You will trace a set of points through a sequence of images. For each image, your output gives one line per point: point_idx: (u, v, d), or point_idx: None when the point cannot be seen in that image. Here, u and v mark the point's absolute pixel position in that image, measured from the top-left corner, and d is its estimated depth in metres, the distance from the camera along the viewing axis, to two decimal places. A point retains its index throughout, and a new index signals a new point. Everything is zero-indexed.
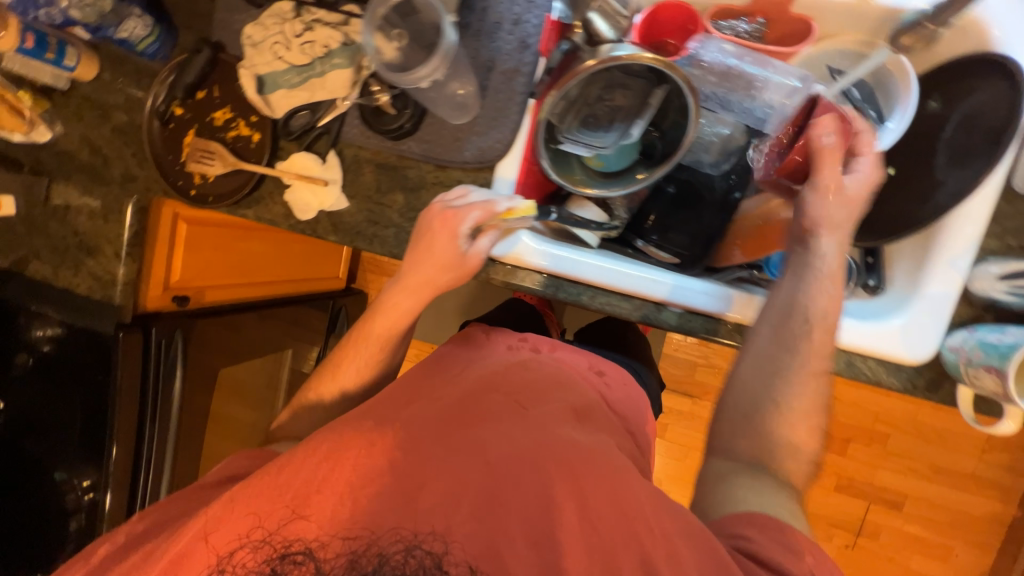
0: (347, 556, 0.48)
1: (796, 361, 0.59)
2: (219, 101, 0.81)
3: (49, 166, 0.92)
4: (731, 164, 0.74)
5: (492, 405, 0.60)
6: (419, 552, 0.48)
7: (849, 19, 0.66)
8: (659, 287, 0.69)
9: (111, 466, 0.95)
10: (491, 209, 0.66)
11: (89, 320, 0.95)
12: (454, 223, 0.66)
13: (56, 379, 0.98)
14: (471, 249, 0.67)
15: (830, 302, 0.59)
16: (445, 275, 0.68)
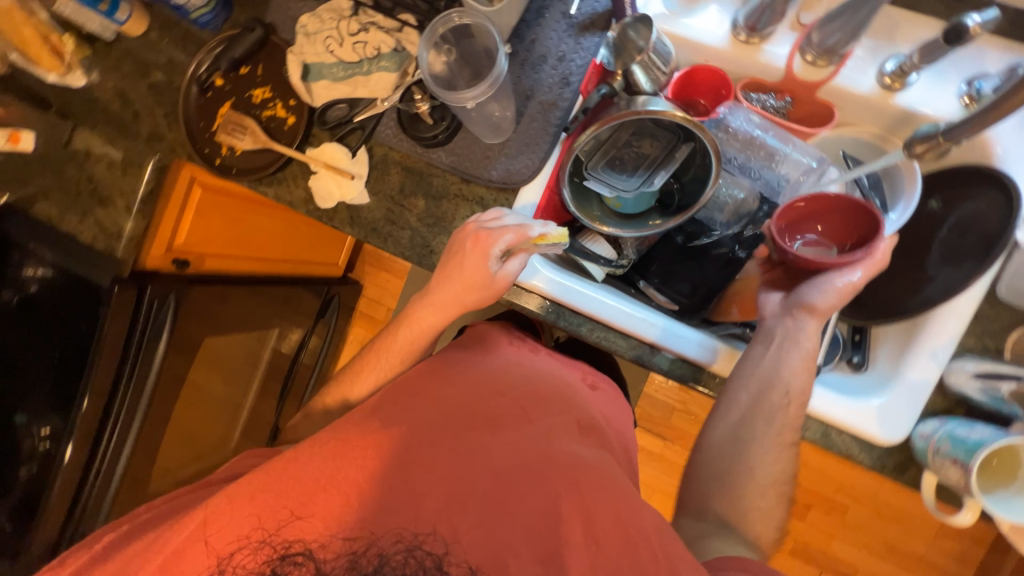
0: (348, 556, 0.51)
1: (769, 430, 0.63)
2: (261, 80, 0.82)
3: (76, 111, 0.92)
4: (740, 227, 0.77)
5: (498, 407, 0.63)
6: (420, 553, 0.51)
7: (868, 113, 0.69)
8: (654, 330, 0.72)
9: (78, 419, 0.92)
10: (524, 234, 0.65)
11: (84, 268, 0.95)
12: (485, 244, 0.65)
13: (35, 321, 0.96)
14: (501, 271, 0.66)
15: (806, 377, 0.63)
16: (473, 294, 0.68)
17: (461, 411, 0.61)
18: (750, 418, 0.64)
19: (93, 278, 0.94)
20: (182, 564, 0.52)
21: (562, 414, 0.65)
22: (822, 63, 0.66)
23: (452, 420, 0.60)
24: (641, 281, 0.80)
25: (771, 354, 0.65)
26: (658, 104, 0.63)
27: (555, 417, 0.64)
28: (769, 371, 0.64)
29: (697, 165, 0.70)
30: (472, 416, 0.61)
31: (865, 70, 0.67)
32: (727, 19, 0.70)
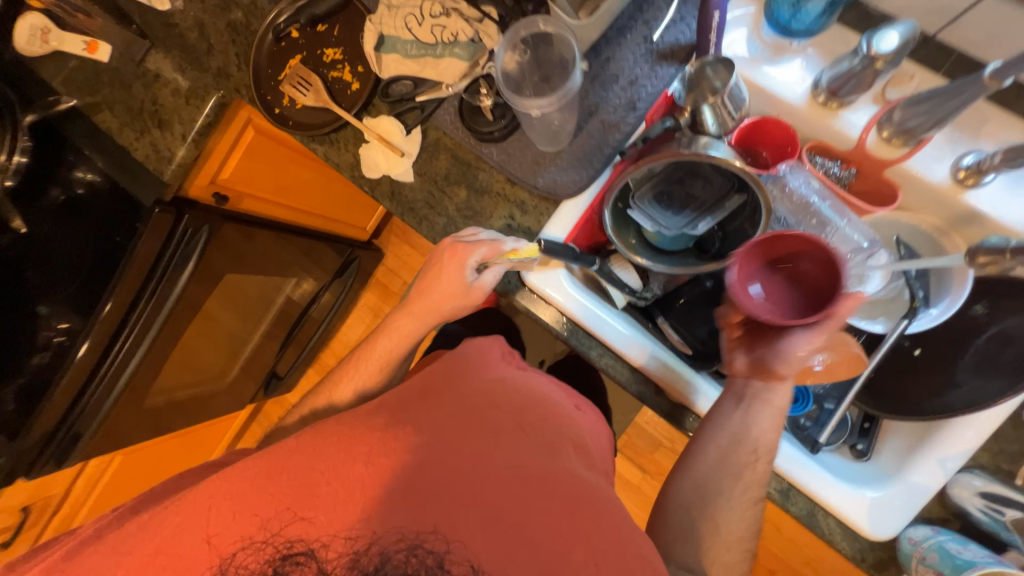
0: (349, 556, 0.49)
1: (745, 479, 0.65)
2: (334, 40, 0.83)
3: (155, 33, 0.94)
4: None
5: (496, 417, 0.62)
6: (421, 552, 0.49)
7: (934, 202, 0.66)
8: (664, 371, 0.71)
9: (99, 319, 0.95)
10: (497, 248, 0.69)
11: (133, 186, 0.97)
12: (462, 254, 0.70)
13: (79, 220, 1.03)
14: (477, 283, 0.71)
15: (765, 433, 0.66)
16: (452, 299, 0.75)
17: (464, 416, 0.61)
18: (717, 473, 0.66)
19: (140, 198, 0.98)
20: (180, 546, 0.52)
21: (556, 432, 0.65)
22: (898, 142, 0.64)
23: (448, 420, 0.60)
24: (658, 316, 0.79)
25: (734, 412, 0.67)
26: (718, 148, 0.63)
27: (552, 428, 0.65)
28: (737, 428, 0.66)
29: (745, 219, 0.68)
30: (466, 421, 0.60)
31: (940, 159, 0.64)
32: (810, 74, 0.67)
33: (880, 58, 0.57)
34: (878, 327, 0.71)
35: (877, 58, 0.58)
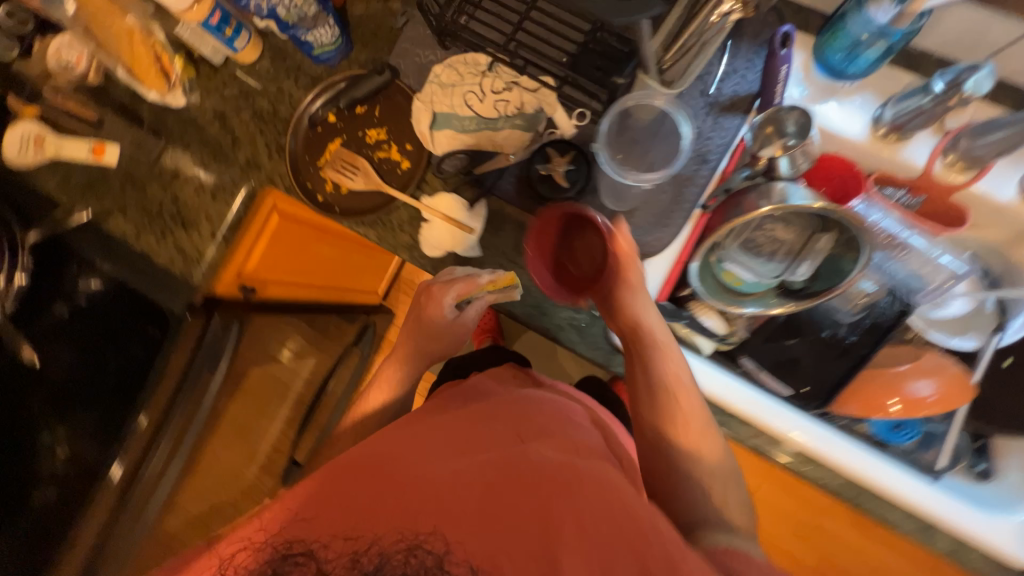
0: (349, 556, 0.47)
1: (693, 430, 0.64)
2: (377, 121, 0.81)
3: (168, 128, 0.89)
4: (866, 316, 0.71)
5: (490, 430, 0.61)
6: (420, 553, 0.46)
7: (1003, 220, 0.69)
8: (780, 421, 0.71)
9: (130, 437, 0.84)
10: (473, 283, 0.73)
11: (158, 295, 0.88)
12: (439, 295, 0.76)
13: (91, 331, 0.90)
14: (459, 316, 0.79)
15: (678, 373, 0.66)
16: (437, 337, 0.82)
17: (458, 432, 0.61)
18: (668, 423, 0.65)
19: (164, 304, 0.88)
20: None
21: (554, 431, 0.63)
22: (960, 168, 0.67)
23: (445, 444, 0.58)
24: (740, 354, 0.76)
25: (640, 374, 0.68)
26: (796, 195, 0.62)
27: (538, 422, 0.62)
28: (651, 386, 0.66)
29: (845, 258, 0.64)
30: (460, 441, 0.59)
31: (1005, 179, 0.67)
32: (869, 111, 0.70)
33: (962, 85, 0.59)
34: (970, 343, 0.71)
35: (953, 88, 0.60)
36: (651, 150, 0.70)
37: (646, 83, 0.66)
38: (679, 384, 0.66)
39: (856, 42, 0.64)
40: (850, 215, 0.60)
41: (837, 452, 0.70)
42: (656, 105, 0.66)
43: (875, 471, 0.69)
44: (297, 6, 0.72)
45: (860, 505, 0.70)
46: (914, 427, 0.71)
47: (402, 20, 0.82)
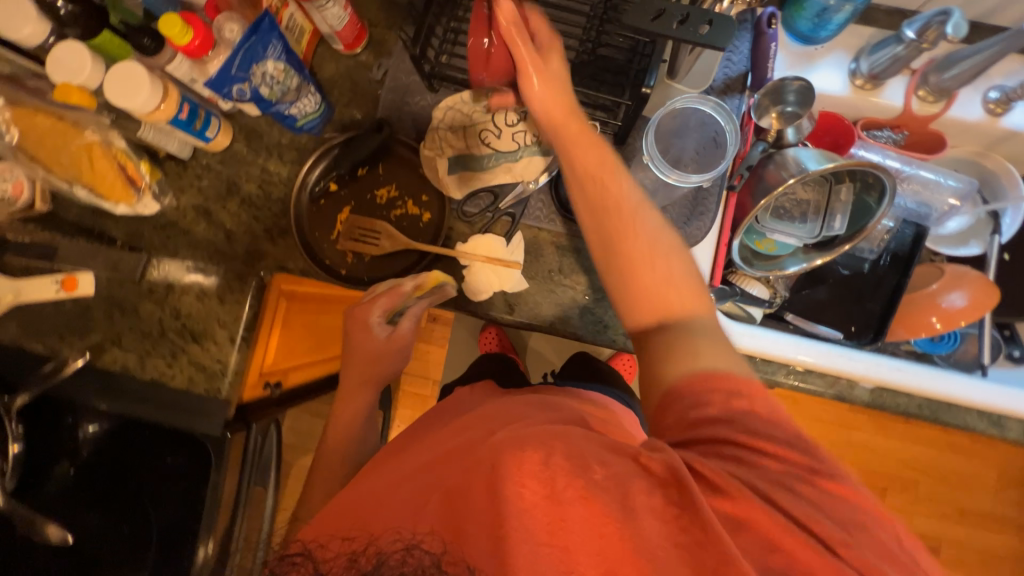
0: (347, 556, 0.41)
1: (637, 221, 0.55)
2: (384, 179, 0.78)
3: (148, 240, 0.80)
4: (885, 248, 0.78)
5: (469, 437, 0.53)
6: (418, 551, 0.39)
7: (973, 135, 0.77)
8: (856, 366, 0.74)
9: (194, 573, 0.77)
10: (398, 293, 0.71)
11: (186, 420, 0.79)
12: (364, 316, 0.73)
13: (114, 473, 0.85)
14: (392, 333, 0.75)
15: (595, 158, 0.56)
16: (380, 356, 0.76)
17: (462, 437, 0.54)
18: (601, 211, 0.55)
19: (200, 429, 0.79)
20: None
21: (526, 409, 0.56)
22: (933, 100, 0.74)
23: (442, 453, 0.52)
24: (786, 311, 0.82)
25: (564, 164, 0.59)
26: (809, 157, 0.66)
27: (493, 422, 0.54)
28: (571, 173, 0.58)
29: (871, 202, 0.68)
30: (448, 453, 0.52)
31: (972, 100, 0.74)
32: (843, 66, 0.76)
33: (932, 29, 0.64)
34: (976, 249, 0.79)
35: (924, 33, 0.65)
36: (688, 152, 0.69)
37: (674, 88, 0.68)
38: (600, 167, 0.56)
39: (824, 9, 0.69)
40: (865, 167, 0.64)
41: (912, 379, 0.74)
42: (688, 105, 0.66)
43: (949, 387, 0.73)
44: (280, 81, 0.67)
45: (939, 417, 0.75)
46: (953, 337, 0.80)
47: (380, 73, 0.80)
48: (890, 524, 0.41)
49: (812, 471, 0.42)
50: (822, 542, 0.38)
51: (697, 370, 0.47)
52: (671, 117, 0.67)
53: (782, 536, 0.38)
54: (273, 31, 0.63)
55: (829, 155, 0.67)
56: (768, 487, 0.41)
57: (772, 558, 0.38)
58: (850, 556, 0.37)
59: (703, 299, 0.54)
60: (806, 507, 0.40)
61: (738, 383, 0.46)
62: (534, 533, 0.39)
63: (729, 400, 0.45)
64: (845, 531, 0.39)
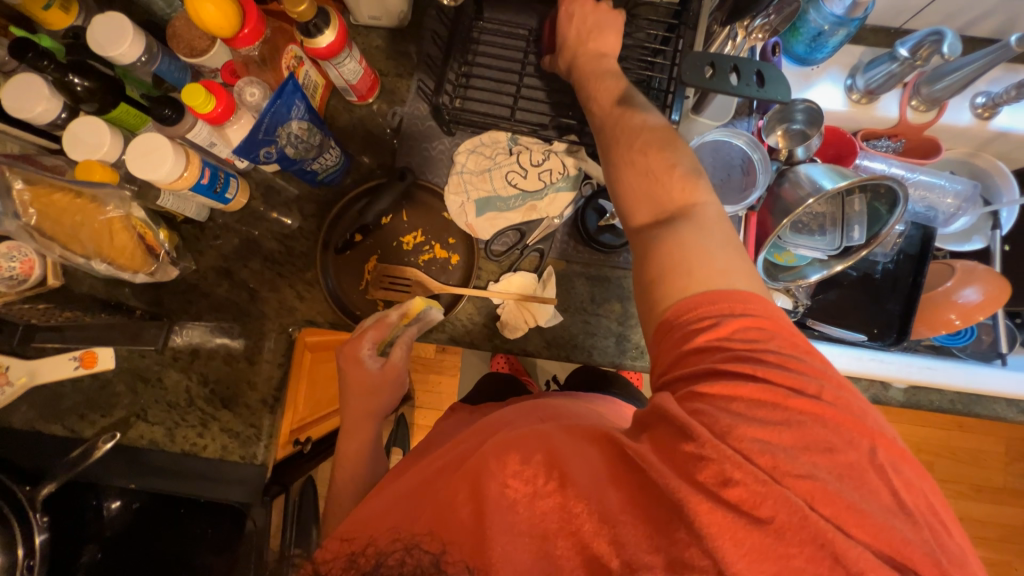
0: (347, 556, 0.40)
1: (641, 118, 0.56)
2: (408, 225, 0.78)
3: (168, 307, 0.78)
4: (898, 249, 0.81)
5: (453, 448, 0.49)
6: (419, 551, 0.38)
7: (963, 138, 0.82)
8: (889, 369, 0.76)
9: None
10: (385, 324, 0.65)
11: (207, 488, 0.74)
12: (351, 352, 0.65)
13: (134, 557, 0.81)
14: (385, 363, 0.65)
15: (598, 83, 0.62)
16: (378, 388, 0.64)
17: (454, 444, 0.50)
18: (605, 125, 0.59)
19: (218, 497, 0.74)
20: None
21: (514, 415, 0.51)
22: (924, 109, 0.79)
23: (435, 461, 0.47)
24: (808, 318, 0.84)
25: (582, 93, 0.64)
26: (821, 173, 0.68)
27: (488, 420, 0.52)
28: (584, 95, 0.63)
29: (883, 211, 0.71)
30: (442, 458, 0.47)
31: (961, 107, 0.79)
32: (840, 82, 0.80)
33: (924, 48, 0.68)
34: (980, 244, 0.83)
35: (916, 52, 0.69)
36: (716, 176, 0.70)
37: (693, 122, 0.70)
38: (608, 113, 0.59)
39: (819, 31, 0.72)
40: (875, 181, 0.66)
41: (944, 377, 0.76)
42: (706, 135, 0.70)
43: (982, 381, 0.76)
44: (305, 140, 0.67)
45: (972, 410, 0.78)
46: (969, 329, 0.83)
47: (394, 121, 0.80)
48: (850, 433, 0.36)
49: (781, 392, 0.37)
50: (766, 469, 0.34)
51: (684, 298, 0.43)
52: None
53: (734, 469, 0.34)
54: (296, 93, 0.63)
55: (841, 170, 0.69)
56: (724, 419, 0.36)
57: (729, 493, 0.33)
58: (791, 480, 0.34)
59: (700, 185, 0.50)
60: (756, 432, 0.35)
61: (721, 306, 0.41)
62: (516, 527, 0.37)
63: (709, 328, 0.41)
64: (793, 454, 0.35)
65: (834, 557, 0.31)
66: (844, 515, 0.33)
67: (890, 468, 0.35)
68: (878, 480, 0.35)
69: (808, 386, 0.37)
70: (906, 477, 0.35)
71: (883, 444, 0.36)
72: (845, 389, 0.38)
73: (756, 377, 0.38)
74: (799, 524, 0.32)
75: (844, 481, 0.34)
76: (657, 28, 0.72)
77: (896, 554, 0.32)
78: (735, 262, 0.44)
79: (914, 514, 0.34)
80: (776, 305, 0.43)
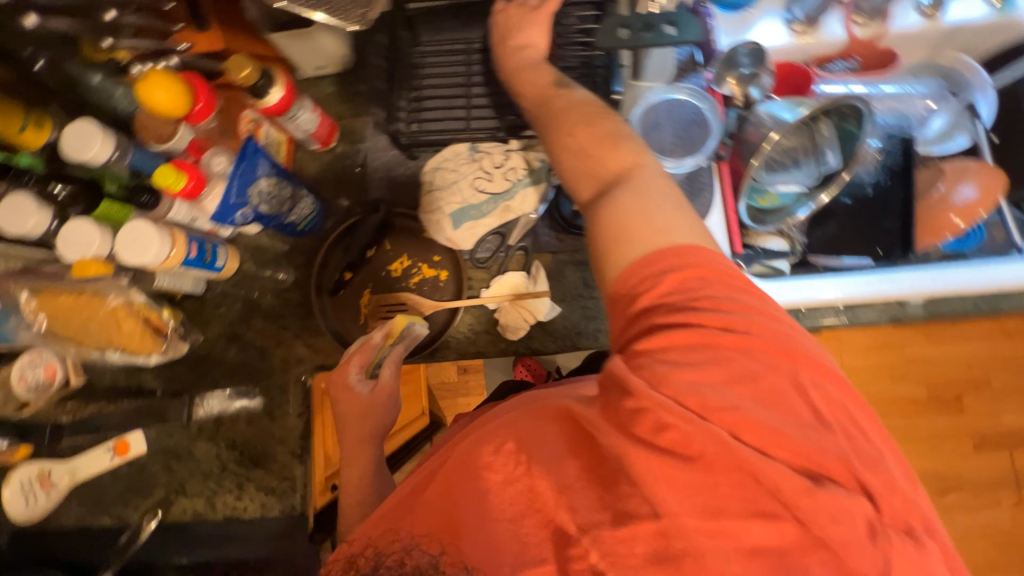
0: (348, 558, 0.43)
1: (568, 101, 0.56)
2: (393, 253, 0.80)
3: (186, 381, 0.81)
4: (883, 166, 0.79)
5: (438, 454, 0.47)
6: (417, 552, 0.40)
7: (917, 43, 0.81)
8: (897, 286, 0.76)
9: None
10: (369, 346, 0.68)
11: (244, 548, 0.77)
12: (337, 384, 0.66)
13: None
14: (375, 386, 0.66)
15: (532, 78, 0.63)
16: (375, 408, 0.65)
17: (445, 445, 0.50)
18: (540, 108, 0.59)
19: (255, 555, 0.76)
20: None
21: (507, 404, 0.51)
22: (871, 22, 0.78)
23: (426, 468, 0.46)
24: (809, 255, 0.81)
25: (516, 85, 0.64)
26: (781, 108, 0.68)
27: (481, 417, 0.52)
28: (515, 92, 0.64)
29: (853, 129, 0.70)
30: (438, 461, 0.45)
31: (907, 11, 0.78)
32: (780, 16, 0.80)
33: None
34: (965, 141, 0.80)
35: None
36: (676, 137, 0.69)
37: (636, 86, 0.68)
38: (539, 99, 0.60)
39: None
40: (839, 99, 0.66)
41: (954, 283, 0.75)
42: (651, 96, 0.68)
43: (996, 279, 0.75)
44: (275, 194, 0.70)
45: (999, 308, 0.75)
46: (978, 229, 0.79)
47: (360, 158, 0.83)
48: (774, 359, 0.37)
49: (712, 333, 0.37)
50: (694, 409, 0.35)
51: (630, 263, 0.43)
52: (641, 119, 0.68)
53: (667, 414, 0.35)
54: (258, 153, 0.66)
55: (803, 100, 0.69)
56: (659, 368, 0.37)
57: (663, 437, 0.35)
58: (718, 415, 0.34)
59: (624, 142, 0.50)
60: (688, 376, 0.36)
61: (661, 263, 0.42)
62: (490, 512, 0.39)
63: (652, 288, 0.41)
64: (721, 389, 0.35)
65: (755, 476, 0.33)
66: (765, 438, 0.34)
67: (810, 386, 0.36)
68: (800, 400, 0.36)
69: (738, 323, 0.38)
70: (827, 393, 0.37)
71: (804, 364, 0.37)
72: (776, 319, 0.39)
73: (692, 323, 0.38)
74: (724, 453, 0.33)
75: (767, 407, 0.35)
76: (586, 10, 0.74)
77: (810, 465, 0.34)
78: (679, 216, 0.44)
79: (834, 427, 0.35)
80: (718, 254, 0.42)
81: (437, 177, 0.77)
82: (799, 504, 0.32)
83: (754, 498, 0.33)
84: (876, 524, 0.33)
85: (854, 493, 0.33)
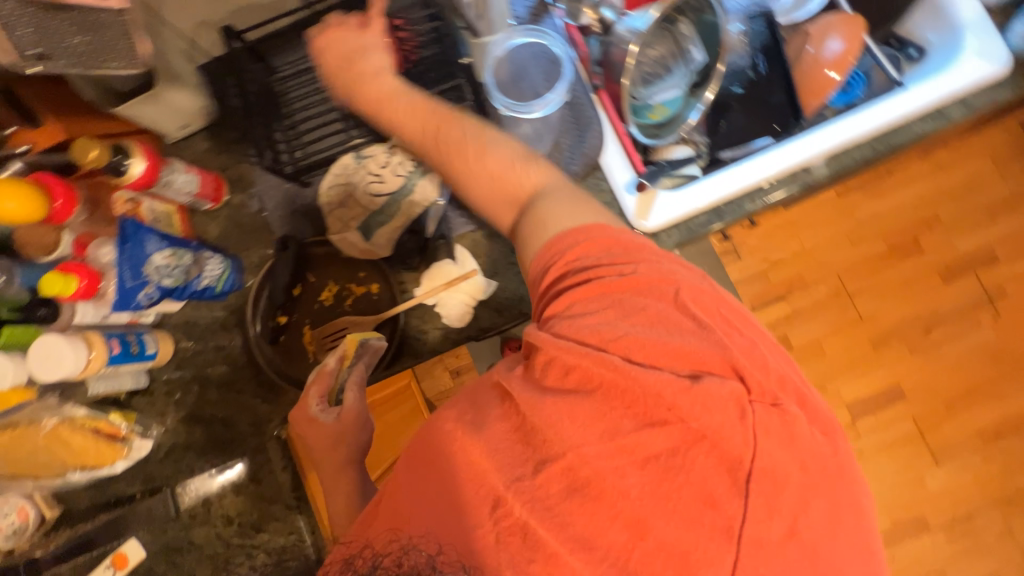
0: (345, 558, 0.46)
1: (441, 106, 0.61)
2: (319, 282, 0.79)
3: (162, 475, 0.79)
4: (752, 50, 0.81)
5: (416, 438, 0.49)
6: (416, 552, 0.43)
7: None
8: (797, 152, 0.72)
9: None
10: (327, 373, 0.66)
11: None
12: (303, 419, 0.66)
13: None
14: (340, 412, 0.65)
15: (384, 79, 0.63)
16: (347, 435, 0.65)
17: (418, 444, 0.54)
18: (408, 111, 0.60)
19: None
20: None
21: None
22: None
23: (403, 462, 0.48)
24: (718, 152, 0.79)
25: (366, 84, 0.63)
26: (637, 21, 0.67)
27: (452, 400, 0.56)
28: (364, 91, 0.63)
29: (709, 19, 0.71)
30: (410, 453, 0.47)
31: None
32: None
33: None
34: None
35: None
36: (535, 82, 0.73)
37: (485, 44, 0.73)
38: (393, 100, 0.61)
39: None
40: None
41: (846, 132, 0.73)
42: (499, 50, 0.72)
43: (882, 114, 0.73)
44: (176, 264, 0.69)
45: (895, 143, 0.73)
46: (857, 77, 0.83)
47: (256, 203, 0.81)
48: (656, 287, 0.44)
49: (608, 281, 0.45)
50: (595, 343, 0.42)
51: (536, 245, 0.51)
52: (497, 76, 0.73)
53: (570, 356, 0.42)
54: (141, 230, 0.65)
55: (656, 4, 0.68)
56: (567, 321, 0.44)
57: (571, 379, 0.42)
58: (614, 344, 0.41)
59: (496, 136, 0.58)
60: (590, 320, 0.43)
61: (562, 236, 0.49)
62: (452, 491, 0.43)
63: (558, 259, 0.49)
64: (616, 322, 0.43)
65: (646, 392, 0.40)
66: (651, 353, 0.41)
67: (689, 300, 0.44)
68: (681, 315, 0.43)
69: (626, 267, 0.45)
70: (703, 303, 0.44)
71: (684, 285, 0.45)
72: (658, 259, 0.46)
73: (593, 278, 0.46)
74: (619, 376, 0.40)
75: (653, 327, 0.42)
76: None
77: (691, 363, 0.40)
78: (574, 197, 0.53)
79: (709, 326, 0.43)
80: (619, 223, 0.49)
81: (335, 199, 0.75)
82: (680, 397, 0.39)
83: (644, 410, 0.40)
84: (744, 403, 0.40)
85: (728, 379, 0.40)
